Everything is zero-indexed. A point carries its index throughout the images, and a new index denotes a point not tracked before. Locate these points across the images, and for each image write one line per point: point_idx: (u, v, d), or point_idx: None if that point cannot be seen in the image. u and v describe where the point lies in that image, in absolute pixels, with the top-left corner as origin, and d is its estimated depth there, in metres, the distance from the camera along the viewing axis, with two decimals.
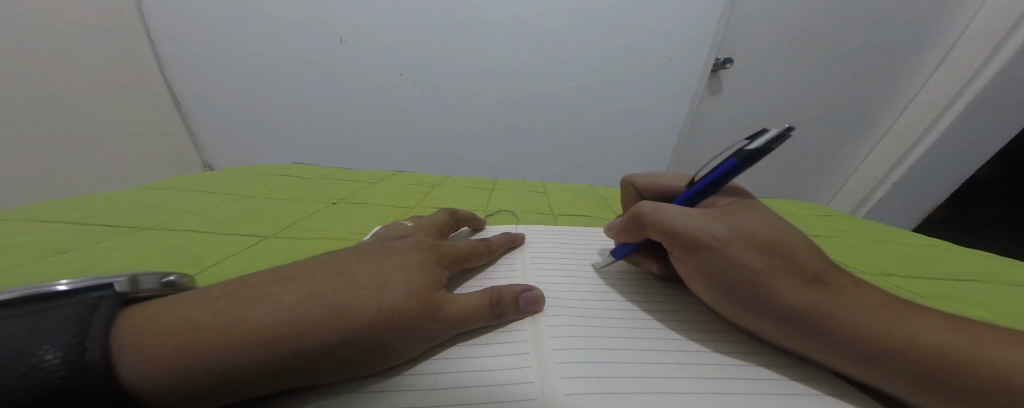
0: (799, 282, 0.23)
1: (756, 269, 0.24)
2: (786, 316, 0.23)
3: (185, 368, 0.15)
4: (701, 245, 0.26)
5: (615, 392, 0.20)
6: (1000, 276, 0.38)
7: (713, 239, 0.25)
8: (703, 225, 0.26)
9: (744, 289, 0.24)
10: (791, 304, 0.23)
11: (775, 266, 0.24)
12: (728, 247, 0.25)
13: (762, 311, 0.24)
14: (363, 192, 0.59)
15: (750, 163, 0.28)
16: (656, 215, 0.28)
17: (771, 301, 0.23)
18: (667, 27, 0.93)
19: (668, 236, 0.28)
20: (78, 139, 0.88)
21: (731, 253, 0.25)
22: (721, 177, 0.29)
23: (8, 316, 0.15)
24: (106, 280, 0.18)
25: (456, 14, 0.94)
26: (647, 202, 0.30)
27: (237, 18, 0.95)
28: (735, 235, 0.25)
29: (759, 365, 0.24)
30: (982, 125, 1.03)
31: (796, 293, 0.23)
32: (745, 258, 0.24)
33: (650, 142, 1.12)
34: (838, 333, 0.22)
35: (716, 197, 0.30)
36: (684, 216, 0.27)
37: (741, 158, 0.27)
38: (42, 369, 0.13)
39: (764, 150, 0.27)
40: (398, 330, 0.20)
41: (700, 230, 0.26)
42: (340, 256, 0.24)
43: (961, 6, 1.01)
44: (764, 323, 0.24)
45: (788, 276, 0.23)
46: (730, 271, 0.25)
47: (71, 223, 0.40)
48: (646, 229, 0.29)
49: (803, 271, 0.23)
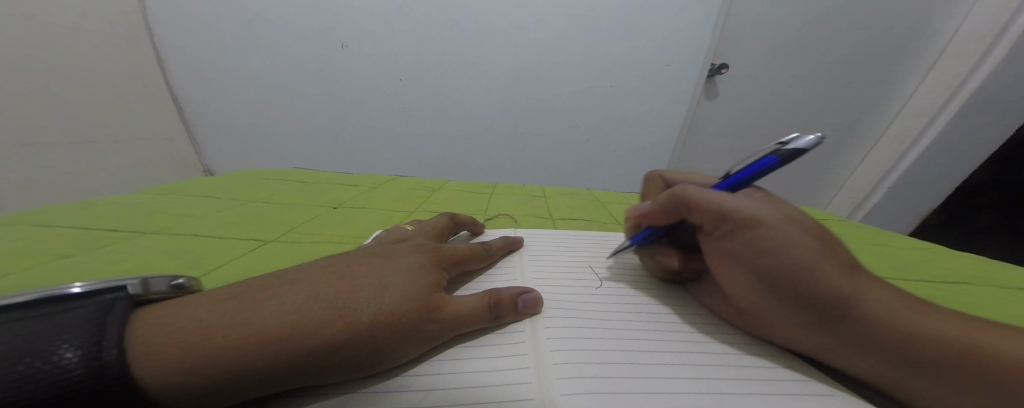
0: (842, 268, 0.23)
1: (802, 251, 0.23)
2: (821, 303, 0.23)
3: (193, 368, 0.16)
4: (746, 225, 0.25)
5: (611, 392, 0.21)
6: (990, 279, 0.39)
7: (761, 219, 0.24)
8: (749, 206, 0.25)
9: (785, 273, 0.23)
10: (831, 287, 0.22)
11: (821, 251, 0.23)
12: (776, 227, 0.24)
13: (798, 298, 0.23)
14: (363, 196, 0.60)
15: (784, 162, 0.29)
16: (699, 193, 0.27)
17: (812, 283, 0.23)
18: (663, 33, 0.95)
19: (710, 215, 0.27)
20: (79, 144, 0.88)
21: (776, 233, 0.24)
22: (754, 173, 0.30)
23: (28, 317, 0.16)
24: (119, 283, 0.19)
25: (457, 21, 0.95)
26: (691, 183, 0.29)
27: (242, 25, 0.97)
28: (783, 218, 0.24)
29: (751, 365, 0.24)
30: (973, 129, 1.05)
31: (841, 279, 0.22)
32: (795, 240, 0.23)
33: (648, 146, 1.13)
34: (869, 321, 0.22)
35: (750, 191, 0.30)
36: (730, 197, 0.26)
37: (780, 156, 0.29)
38: (61, 368, 0.14)
39: (803, 152, 0.29)
40: (399, 331, 0.21)
41: (747, 211, 0.25)
42: (342, 258, 0.25)
43: (950, 13, 1.03)
44: (792, 310, 0.24)
45: (833, 261, 0.23)
46: (775, 252, 0.23)
47: (76, 227, 0.41)
48: (685, 208, 0.29)
49: (843, 258, 0.23)
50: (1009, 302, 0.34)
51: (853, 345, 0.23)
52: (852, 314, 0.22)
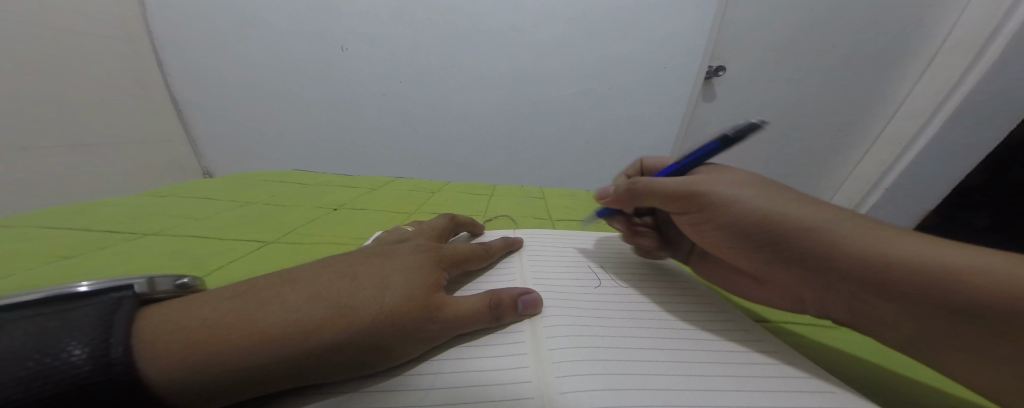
0: (823, 264, 0.25)
1: (748, 211, 0.27)
2: (787, 252, 0.25)
3: (197, 366, 0.16)
4: (697, 197, 0.30)
5: (609, 389, 0.21)
6: None
7: (708, 191, 0.29)
8: (693, 180, 0.31)
9: (745, 230, 0.27)
10: (790, 237, 0.25)
11: (768, 206, 0.27)
12: (717, 194, 0.29)
13: (766, 250, 0.27)
14: (363, 198, 0.60)
15: (727, 145, 0.34)
16: (649, 183, 0.33)
17: (771, 236, 0.26)
18: (661, 36, 0.96)
19: (666, 197, 0.32)
20: (76, 145, 0.88)
21: (718, 198, 0.29)
22: (702, 155, 0.35)
23: (36, 314, 0.16)
24: (126, 281, 0.19)
25: (456, 23, 0.96)
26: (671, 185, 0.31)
27: (242, 28, 0.97)
28: (724, 186, 0.29)
29: (748, 365, 0.25)
30: (967, 130, 1.06)
31: (796, 224, 0.25)
32: (738, 203, 0.28)
33: (647, 148, 1.14)
34: (835, 264, 0.23)
35: (702, 170, 0.35)
36: (676, 179, 0.32)
37: (720, 140, 0.34)
38: (70, 364, 0.14)
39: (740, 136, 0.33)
40: (399, 331, 0.21)
41: (692, 186, 0.30)
42: (342, 259, 0.25)
43: (942, 17, 1.05)
44: (774, 265, 0.27)
45: (786, 212, 0.26)
46: (726, 215, 0.28)
47: (76, 229, 0.41)
48: (641, 198, 0.34)
49: (802, 208, 0.26)
50: None
51: (839, 335, 0.24)
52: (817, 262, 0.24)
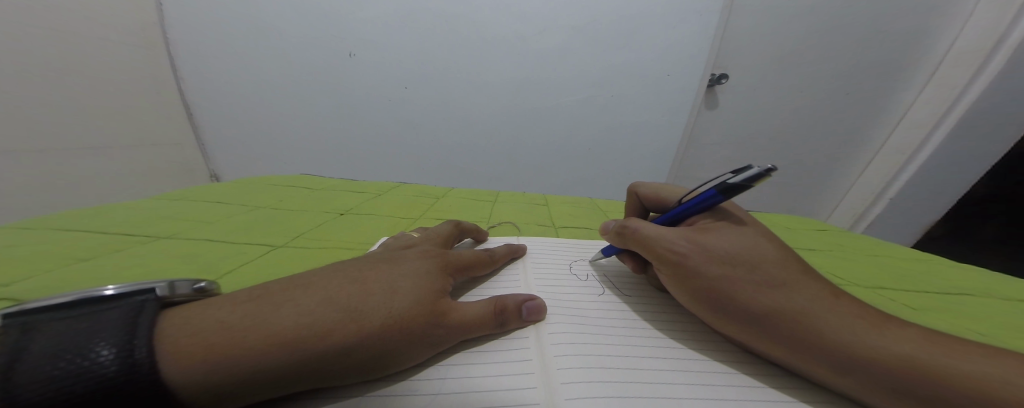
0: (764, 288, 0.25)
1: (715, 277, 0.27)
2: (753, 324, 0.25)
3: (217, 367, 0.17)
4: (668, 257, 0.29)
5: (616, 396, 0.21)
6: (989, 290, 0.39)
7: (679, 252, 0.28)
8: (670, 239, 0.29)
9: (713, 296, 0.27)
10: (753, 308, 0.25)
11: (738, 275, 0.26)
12: (688, 259, 0.28)
13: (734, 319, 0.26)
14: (368, 203, 0.61)
15: (729, 194, 0.29)
16: (636, 232, 0.32)
17: (734, 305, 0.25)
18: (663, 44, 0.97)
19: (646, 249, 0.31)
20: (85, 149, 0.89)
21: (690, 263, 0.28)
22: (699, 204, 0.31)
23: (67, 317, 0.17)
24: (148, 285, 0.20)
25: (460, 31, 0.98)
26: (629, 220, 0.33)
27: (253, 35, 1.00)
28: (697, 249, 0.28)
29: (749, 374, 0.25)
30: (974, 139, 1.05)
31: (759, 298, 0.25)
32: (706, 268, 0.27)
33: (649, 154, 1.14)
34: (804, 341, 0.23)
35: (701, 218, 0.32)
36: (654, 234, 0.30)
37: (718, 190, 0.29)
38: (98, 364, 0.15)
39: (742, 186, 0.28)
40: (407, 336, 0.22)
41: (665, 246, 0.29)
42: (353, 264, 0.26)
43: (943, 26, 1.05)
44: (741, 334, 0.26)
45: (748, 282, 0.25)
46: (695, 278, 0.27)
47: (91, 232, 0.42)
48: (628, 243, 0.33)
49: (771, 279, 0.25)
50: (1008, 315, 0.34)
51: (803, 363, 0.23)
52: (788, 335, 0.23)
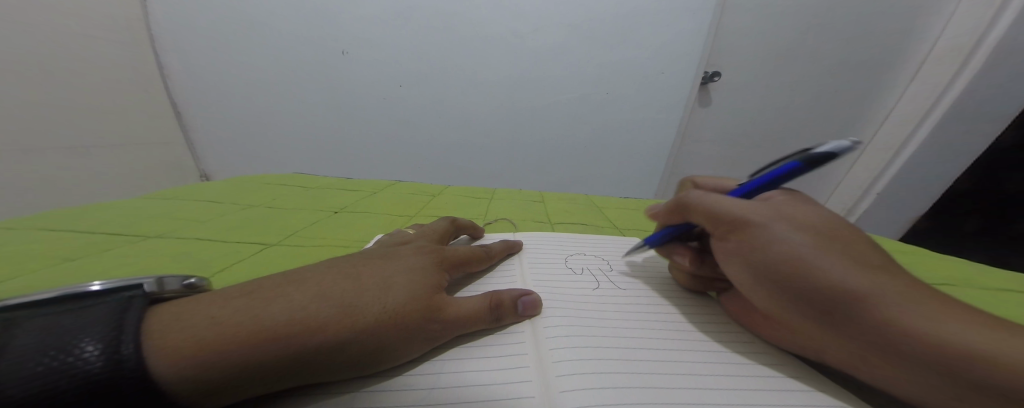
0: (857, 264, 0.21)
1: (800, 247, 0.22)
2: (834, 300, 0.21)
3: (205, 362, 0.17)
4: (741, 224, 0.25)
5: (608, 388, 0.22)
6: (971, 280, 0.40)
7: (756, 219, 0.25)
8: (751, 205, 0.26)
9: (786, 267, 0.23)
10: (841, 286, 0.21)
11: (823, 248, 0.22)
12: (770, 224, 0.24)
13: (805, 296, 0.22)
14: (363, 201, 0.60)
15: (811, 167, 0.27)
16: (702, 199, 0.28)
17: (821, 281, 0.21)
18: (658, 42, 0.97)
19: (712, 218, 0.27)
20: (73, 149, 0.87)
21: (769, 230, 0.24)
22: (774, 180, 0.28)
23: (51, 313, 0.17)
24: (136, 281, 0.19)
25: (455, 28, 0.97)
26: (694, 189, 0.29)
27: (245, 32, 0.98)
28: (776, 216, 0.24)
29: (738, 361, 0.25)
30: (958, 136, 1.08)
31: (851, 275, 0.21)
32: (788, 235, 0.23)
33: (644, 152, 1.15)
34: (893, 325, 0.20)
35: (774, 192, 0.28)
36: (731, 199, 0.27)
37: (801, 162, 0.27)
38: (82, 360, 0.15)
39: (830, 156, 0.26)
40: (400, 331, 0.22)
41: (745, 211, 0.25)
42: (347, 260, 0.26)
43: (930, 25, 1.07)
44: (805, 315, 0.23)
45: (839, 256, 0.22)
46: (773, 246, 0.23)
47: (78, 231, 0.41)
48: (689, 213, 0.29)
49: (864, 258, 0.22)
50: (989, 304, 0.35)
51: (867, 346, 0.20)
52: (874, 320, 0.20)
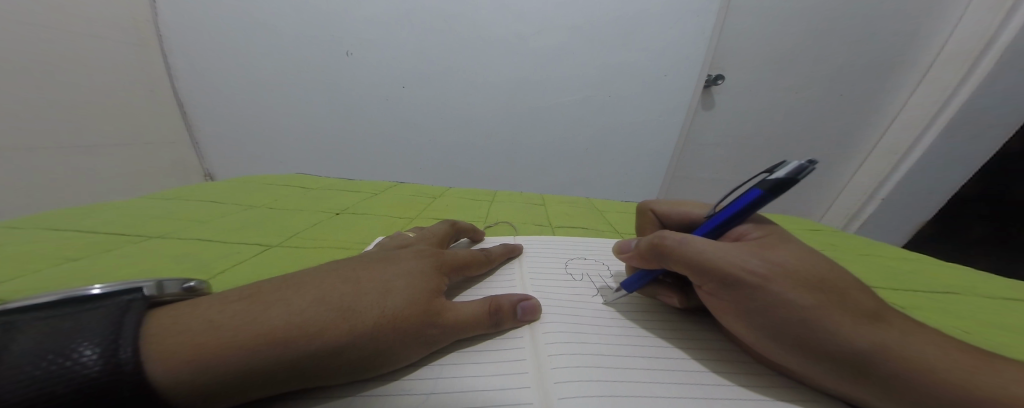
0: (855, 318, 0.21)
1: (804, 307, 0.22)
2: (841, 357, 0.21)
3: (206, 367, 0.17)
4: (739, 280, 0.24)
5: (607, 396, 0.21)
6: (975, 289, 0.40)
7: (755, 275, 0.23)
8: (740, 258, 0.24)
9: (791, 325, 0.22)
10: (845, 344, 0.21)
11: (826, 304, 0.22)
12: (770, 283, 0.23)
13: (810, 352, 0.22)
14: (364, 203, 0.60)
15: (773, 194, 0.26)
16: (684, 248, 0.26)
17: (829, 341, 0.21)
18: (661, 44, 0.97)
19: (698, 269, 0.25)
20: (79, 147, 0.88)
21: (772, 290, 0.23)
22: (740, 210, 0.27)
23: (50, 316, 0.17)
24: (136, 285, 0.20)
25: (458, 30, 0.98)
26: (670, 234, 0.27)
27: (251, 32, 0.99)
28: (774, 270, 0.23)
29: (718, 373, 0.25)
30: (965, 141, 1.07)
31: (854, 331, 0.21)
32: (793, 294, 0.22)
33: (647, 155, 1.14)
34: (886, 376, 0.20)
35: (744, 227, 0.29)
36: (716, 251, 0.25)
37: (761, 190, 0.26)
38: (82, 365, 0.15)
39: (789, 180, 0.25)
40: (399, 336, 0.21)
41: (736, 266, 0.24)
42: (346, 263, 0.26)
43: (936, 28, 1.07)
44: (807, 366, 0.23)
45: (841, 311, 0.21)
46: (778, 308, 0.22)
47: (81, 231, 0.42)
48: (667, 261, 0.28)
49: (859, 305, 0.22)
50: (994, 313, 0.34)
51: (857, 387, 0.22)
52: (878, 372, 0.21)
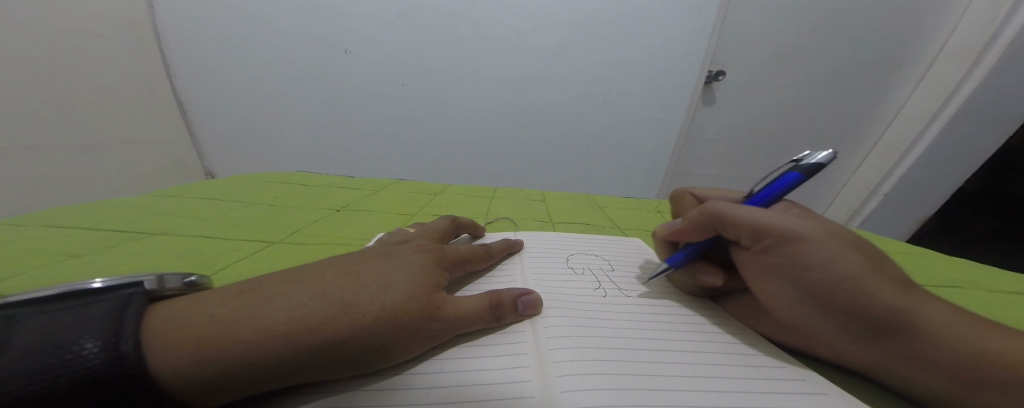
0: (891, 284, 0.22)
1: (851, 271, 0.22)
2: (870, 321, 0.22)
3: (205, 361, 0.17)
4: (793, 239, 0.24)
5: (609, 389, 0.21)
6: (981, 283, 0.40)
7: (810, 235, 0.24)
8: (793, 221, 0.25)
9: (832, 289, 0.23)
10: (880, 308, 0.22)
11: (870, 270, 0.23)
12: (824, 242, 0.24)
13: (843, 316, 0.23)
14: (365, 200, 0.60)
15: (810, 176, 0.28)
16: (736, 210, 0.27)
17: (865, 304, 0.22)
18: (662, 41, 0.97)
19: (754, 230, 0.26)
20: (79, 147, 0.88)
21: (825, 248, 0.23)
22: (783, 189, 0.28)
23: (50, 310, 0.17)
24: (136, 279, 0.20)
25: (457, 28, 0.97)
26: (724, 200, 0.28)
27: (248, 31, 0.99)
28: (828, 234, 0.24)
29: (738, 353, 0.26)
30: (968, 136, 1.06)
31: (890, 296, 0.22)
32: (843, 256, 0.23)
33: (647, 151, 1.14)
34: (908, 340, 0.22)
35: (782, 205, 0.29)
36: (773, 213, 0.26)
37: (801, 171, 0.28)
38: (83, 357, 0.15)
39: (826, 165, 0.27)
40: (400, 329, 0.21)
41: (791, 226, 0.25)
42: (345, 258, 0.26)
43: (940, 22, 1.06)
44: (834, 328, 0.24)
45: (881, 276, 0.22)
46: (828, 267, 0.23)
47: (84, 228, 0.42)
48: (722, 227, 0.28)
49: (894, 274, 0.23)
50: (1000, 307, 0.34)
51: (882, 353, 0.23)
52: (907, 335, 0.22)
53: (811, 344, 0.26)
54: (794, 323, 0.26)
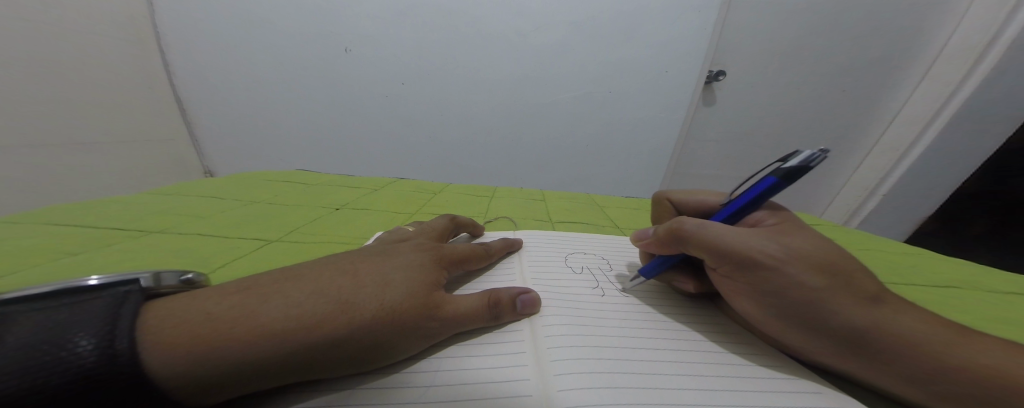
0: (861, 301, 0.22)
1: (818, 289, 0.23)
2: (843, 335, 0.22)
3: (202, 360, 0.16)
4: (756, 264, 0.24)
5: (608, 387, 0.21)
6: (977, 283, 0.40)
7: (772, 258, 0.24)
8: (757, 243, 0.25)
9: (800, 307, 0.23)
10: (851, 321, 0.22)
11: (839, 285, 0.23)
12: (787, 266, 0.24)
13: (816, 330, 0.23)
14: (363, 198, 0.60)
15: (787, 181, 0.27)
16: (703, 233, 0.26)
17: (834, 321, 0.22)
18: (663, 40, 0.96)
19: (718, 254, 0.26)
20: (78, 144, 0.88)
21: (787, 272, 0.23)
22: (758, 196, 0.28)
23: (44, 307, 0.17)
24: (133, 276, 0.20)
25: (458, 26, 0.97)
26: (689, 219, 0.28)
27: (249, 29, 0.98)
28: (791, 254, 0.24)
29: (734, 353, 0.26)
30: (968, 136, 1.06)
31: (858, 312, 0.22)
32: (810, 277, 0.23)
33: (647, 151, 1.14)
34: (889, 353, 0.22)
35: (759, 214, 0.29)
36: (734, 237, 0.25)
37: (777, 178, 0.27)
38: (78, 355, 0.15)
39: (804, 168, 0.26)
40: (399, 328, 0.21)
41: (754, 250, 0.24)
42: (345, 256, 0.26)
43: (941, 23, 1.05)
44: (811, 340, 0.24)
45: (849, 294, 0.23)
46: (790, 289, 0.23)
47: (82, 226, 0.42)
48: (687, 246, 0.28)
49: (867, 289, 0.23)
50: (997, 308, 0.34)
51: (859, 366, 0.23)
52: (887, 348, 0.22)
53: (795, 352, 0.26)
54: (773, 334, 0.26)
